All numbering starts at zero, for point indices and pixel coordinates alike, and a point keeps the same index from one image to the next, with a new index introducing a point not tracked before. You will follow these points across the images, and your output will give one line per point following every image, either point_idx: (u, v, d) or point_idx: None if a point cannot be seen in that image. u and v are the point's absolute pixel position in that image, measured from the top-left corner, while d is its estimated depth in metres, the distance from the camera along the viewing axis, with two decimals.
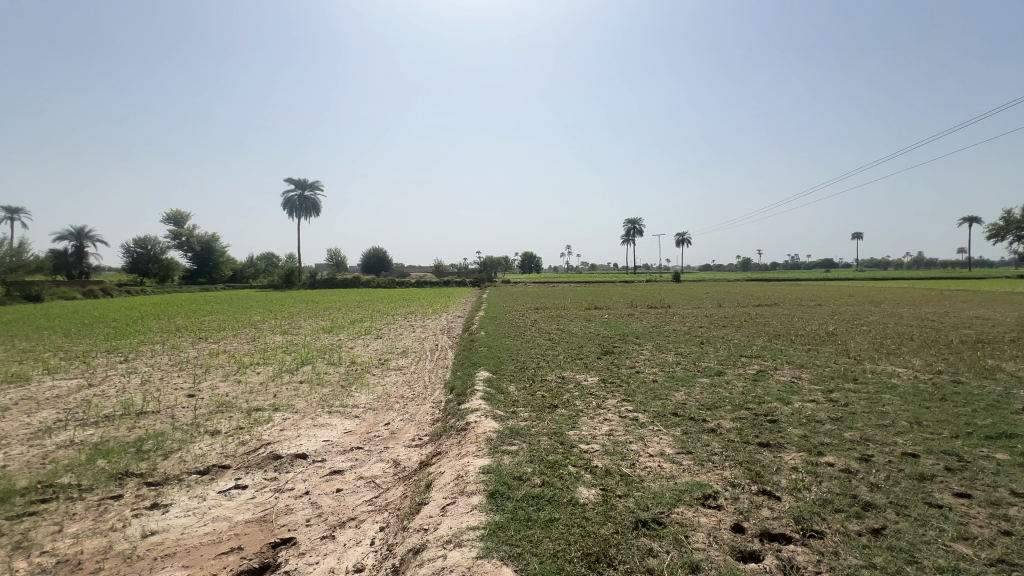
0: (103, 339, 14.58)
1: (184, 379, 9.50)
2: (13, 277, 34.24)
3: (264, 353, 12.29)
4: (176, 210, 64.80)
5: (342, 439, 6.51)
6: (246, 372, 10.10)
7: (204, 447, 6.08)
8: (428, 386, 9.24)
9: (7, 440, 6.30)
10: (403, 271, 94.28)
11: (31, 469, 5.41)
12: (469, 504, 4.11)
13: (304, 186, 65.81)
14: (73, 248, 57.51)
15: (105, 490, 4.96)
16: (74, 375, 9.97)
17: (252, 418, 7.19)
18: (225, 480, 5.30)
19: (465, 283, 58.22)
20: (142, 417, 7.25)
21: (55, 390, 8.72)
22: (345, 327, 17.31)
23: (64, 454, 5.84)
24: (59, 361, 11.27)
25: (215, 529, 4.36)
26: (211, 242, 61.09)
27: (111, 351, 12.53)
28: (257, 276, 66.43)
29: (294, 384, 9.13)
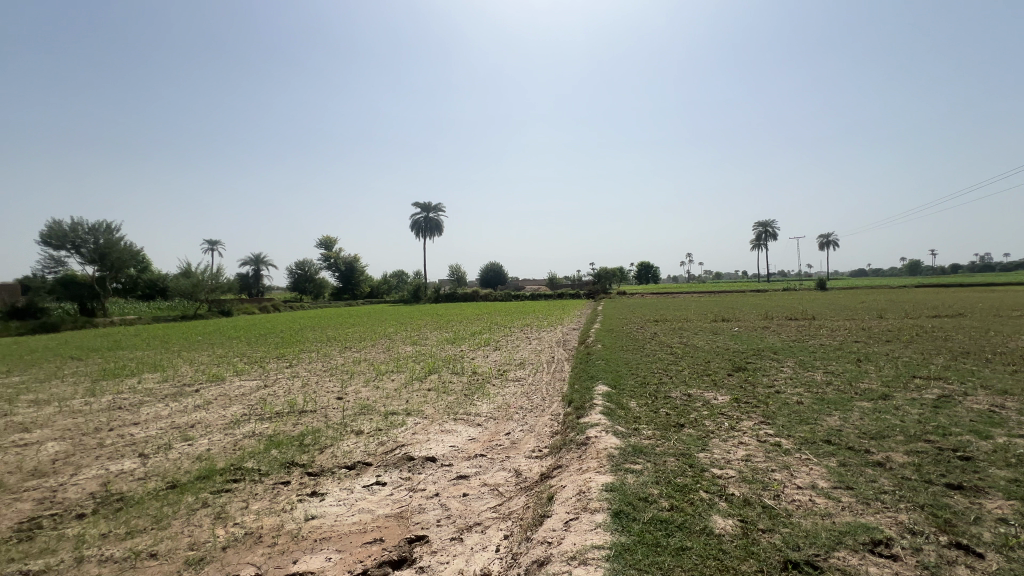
0: (274, 347, 17.37)
1: (334, 383, 10.88)
2: (213, 296, 42.54)
3: (398, 361, 13.53)
4: (327, 236, 75.61)
5: (466, 445, 6.84)
6: (384, 379, 11.21)
7: (351, 445, 6.84)
8: (546, 398, 9.30)
9: (210, 428, 7.79)
10: (519, 285, 97.21)
11: (226, 453, 6.61)
12: (593, 522, 4.01)
13: (428, 209, 71.64)
14: (254, 271, 70.01)
15: (277, 476, 5.84)
16: (255, 376, 12.01)
17: (389, 420, 7.93)
18: (369, 476, 5.89)
19: (579, 295, 58.10)
20: (303, 414, 8.43)
21: (242, 389, 10.59)
22: (466, 339, 18.28)
23: (248, 443, 7.03)
24: (242, 365, 13.66)
25: (362, 520, 4.85)
26: (355, 262, 69.22)
27: (279, 357, 14.84)
28: (390, 292, 73.35)
29: (423, 392, 9.87)
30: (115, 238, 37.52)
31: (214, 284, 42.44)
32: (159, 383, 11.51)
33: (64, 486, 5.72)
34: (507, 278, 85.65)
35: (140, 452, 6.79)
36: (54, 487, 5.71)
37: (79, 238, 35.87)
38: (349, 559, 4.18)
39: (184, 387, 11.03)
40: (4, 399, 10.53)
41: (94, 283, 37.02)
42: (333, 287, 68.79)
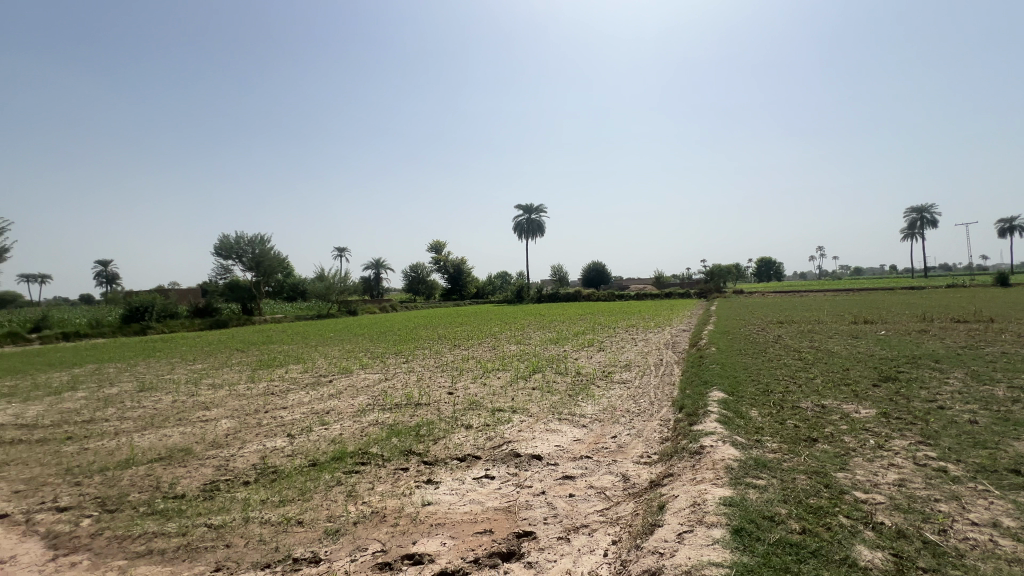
0: (393, 344, 18.99)
1: (446, 379, 11.55)
2: (341, 297, 47.69)
3: (503, 359, 13.96)
4: (437, 241, 80.79)
5: (572, 446, 6.82)
6: (490, 376, 11.65)
7: (462, 438, 7.21)
8: (655, 403, 8.90)
9: (341, 415, 8.76)
10: (623, 284, 94.53)
11: (355, 439, 7.38)
12: (710, 536, 3.75)
13: (529, 211, 72.81)
14: (375, 275, 77.29)
15: (398, 462, 6.36)
16: (377, 370, 13.24)
17: (496, 417, 8.21)
18: (478, 469, 6.16)
19: (689, 294, 54.78)
20: (419, 407, 9.08)
21: (366, 381, 11.75)
22: (570, 339, 18.23)
23: (373, 430, 7.77)
24: (366, 360, 15.13)
25: (472, 510, 5.08)
26: (462, 264, 72.83)
27: (397, 353, 16.18)
28: (494, 293, 75.77)
29: (528, 390, 10.05)
30: (267, 248, 43.95)
31: (343, 287, 47.60)
32: (302, 374, 13.23)
33: (233, 457, 6.86)
34: (610, 277, 83.73)
35: (288, 432, 7.87)
36: (227, 457, 6.86)
37: (241, 249, 42.67)
38: (462, 546, 4.40)
39: (321, 377, 12.54)
40: (192, 382, 12.92)
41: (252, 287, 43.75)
42: (443, 288, 73.20)
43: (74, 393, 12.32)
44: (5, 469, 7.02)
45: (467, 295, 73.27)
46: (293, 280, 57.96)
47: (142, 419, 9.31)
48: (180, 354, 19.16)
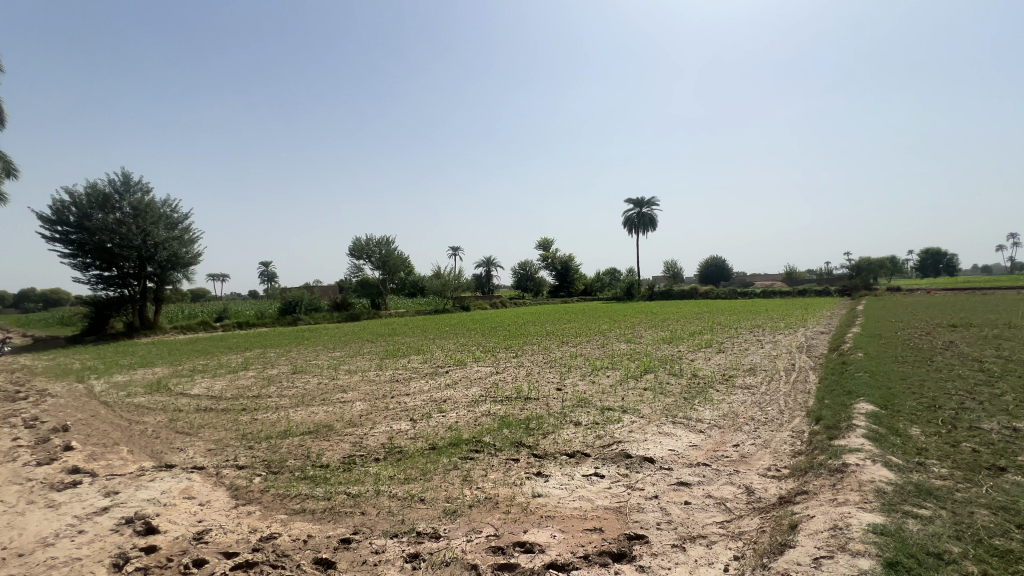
0: (503, 339, 19.65)
1: (554, 375, 11.67)
2: (456, 293, 50.60)
3: (612, 358, 13.66)
4: (545, 239, 81.95)
5: (687, 451, 6.46)
6: (599, 374, 11.48)
7: (571, 434, 7.23)
8: (785, 411, 8.02)
9: (457, 404, 9.34)
10: (746, 280, 86.57)
11: (470, 427, 7.82)
12: (855, 567, 3.30)
13: (639, 204, 70.02)
14: (486, 273, 80.83)
15: (509, 453, 6.60)
16: (488, 363, 13.84)
17: (606, 416, 8.08)
18: (588, 466, 6.13)
19: (828, 292, 48.26)
20: (529, 401, 9.30)
21: (479, 373, 12.35)
22: (685, 339, 17.20)
23: (486, 420, 8.16)
24: (479, 353, 15.87)
25: (582, 506, 5.08)
26: (569, 261, 72.70)
27: (507, 348, 16.73)
28: (603, 289, 74.23)
29: (638, 390, 9.72)
30: (393, 249, 48.29)
31: (457, 284, 50.49)
32: (422, 364, 14.34)
33: (367, 435, 7.70)
34: (731, 272, 77.12)
35: (411, 417, 8.60)
36: (361, 435, 7.72)
37: (371, 250, 47.44)
38: (572, 541, 4.43)
39: (438, 368, 13.47)
40: (333, 367, 14.76)
41: (379, 284, 48.46)
42: (551, 285, 73.83)
43: (246, 373, 14.82)
44: (201, 431, 8.72)
45: (576, 292, 72.98)
46: (414, 278, 62.95)
47: (295, 398, 10.86)
48: (323, 342, 21.97)
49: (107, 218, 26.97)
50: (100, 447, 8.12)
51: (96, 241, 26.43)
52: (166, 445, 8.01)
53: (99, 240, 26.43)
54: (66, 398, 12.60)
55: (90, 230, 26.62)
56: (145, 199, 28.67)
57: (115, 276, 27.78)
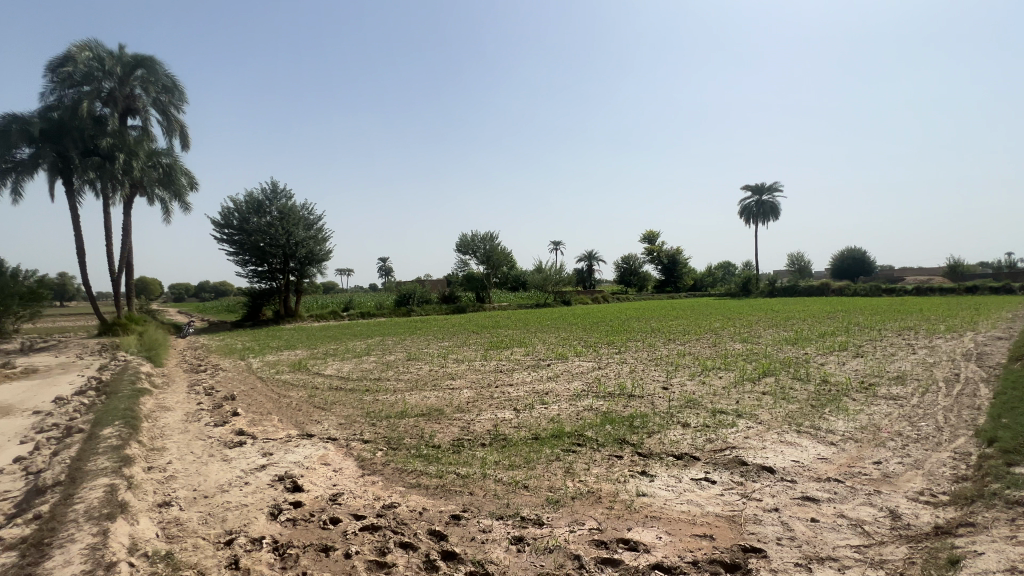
0: (605, 334, 19.35)
1: (660, 373, 11.21)
2: (557, 287, 50.82)
3: (726, 358, 12.73)
4: (650, 232, 78.78)
5: (815, 464, 5.82)
6: (710, 375, 10.77)
7: (678, 435, 6.92)
8: (945, 429, 6.81)
9: (559, 397, 9.42)
10: (893, 275, 74.54)
11: (572, 421, 7.85)
12: None
13: (759, 191, 63.82)
14: (588, 267, 80.03)
15: (612, 449, 6.52)
16: (590, 358, 13.74)
17: (718, 419, 7.57)
18: (696, 469, 5.83)
19: (1009, 291, 39.63)
20: (633, 398, 9.08)
21: (581, 368, 12.32)
22: (813, 340, 15.39)
23: (588, 415, 8.13)
24: (580, 348, 15.82)
25: (690, 511, 4.85)
26: (677, 255, 68.97)
27: (610, 344, 16.44)
28: (715, 285, 69.11)
29: (756, 394, 8.95)
30: (496, 245, 49.89)
31: (558, 278, 50.69)
32: (524, 356, 14.69)
33: (473, 421, 8.13)
34: (873, 265, 67.02)
35: (515, 406, 8.87)
36: (469, 421, 8.16)
37: (476, 246, 49.49)
38: (679, 545, 4.26)
39: (540, 361, 13.69)
40: (443, 356, 15.78)
41: (484, 278, 50.47)
42: (656, 280, 70.74)
43: (369, 358, 16.49)
44: (334, 407, 9.91)
45: (684, 287, 68.98)
46: (516, 272, 64.50)
47: (409, 382, 11.81)
48: (434, 333, 23.55)
49: (261, 221, 31.64)
50: (258, 415, 9.65)
51: (253, 240, 31.24)
52: (307, 417, 9.24)
53: (255, 240, 31.17)
54: (233, 372, 15.13)
55: (248, 232, 31.50)
56: (289, 203, 33.05)
57: (267, 271, 32.50)
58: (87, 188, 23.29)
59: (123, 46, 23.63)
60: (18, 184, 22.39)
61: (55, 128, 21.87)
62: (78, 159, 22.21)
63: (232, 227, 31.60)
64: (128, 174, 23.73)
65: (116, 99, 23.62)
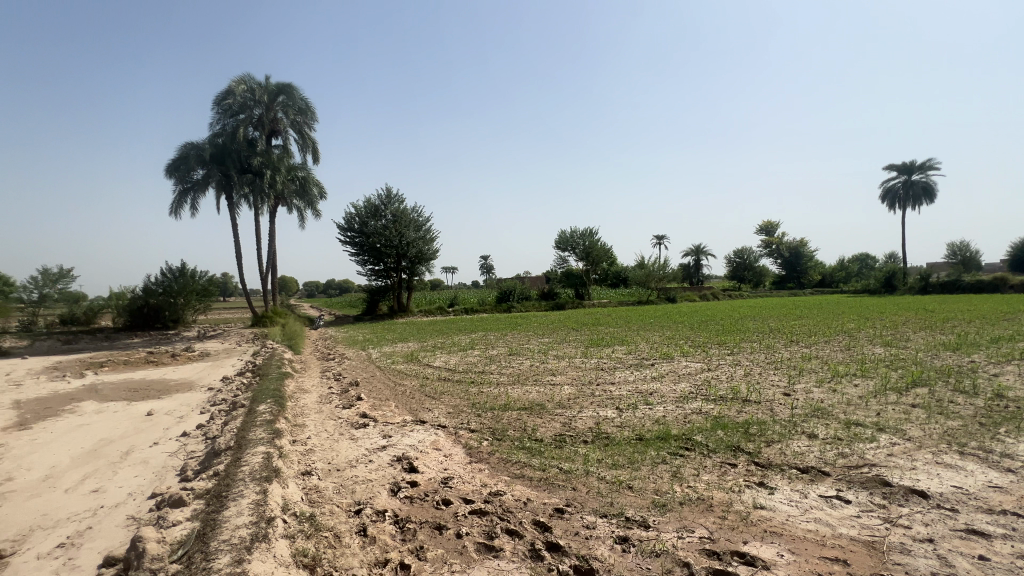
0: (716, 334, 18.10)
1: (781, 378, 10.20)
2: (661, 284, 48.67)
3: (862, 364, 11.20)
4: (768, 221, 71.78)
5: (985, 493, 4.89)
6: (843, 382, 9.54)
7: (803, 447, 6.27)
8: None
9: (665, 398, 9.05)
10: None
11: (679, 423, 7.51)
12: None
13: (909, 171, 54.72)
14: (695, 262, 75.44)
15: (725, 456, 6.12)
16: (698, 359, 12.96)
17: (853, 431, 6.71)
18: (826, 486, 5.24)
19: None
20: (747, 403, 8.41)
21: (688, 369, 11.68)
22: (982, 346, 12.85)
23: (697, 419, 7.71)
24: (687, 348, 15.00)
25: (818, 531, 4.39)
26: (801, 248, 62.40)
27: (721, 344, 15.34)
28: (849, 280, 60.84)
29: (904, 407, 7.74)
30: (596, 240, 49.08)
31: (662, 274, 48.48)
32: (626, 355, 14.32)
33: (575, 418, 8.15)
34: None
35: (617, 405, 8.73)
36: (570, 417, 8.21)
37: (576, 242, 49.13)
38: (805, 565, 3.88)
39: (643, 360, 13.26)
40: (544, 352, 15.98)
41: (584, 275, 50.09)
42: (776, 276, 64.39)
43: (473, 351, 17.30)
44: (443, 397, 10.58)
45: (810, 283, 61.71)
46: (616, 268, 62.93)
47: (511, 376, 12.18)
48: (534, 329, 23.94)
49: (378, 224, 34.68)
50: (378, 400, 10.68)
51: (371, 242, 34.35)
52: (419, 405, 10.00)
53: (372, 241, 34.24)
54: (356, 361, 16.88)
55: (367, 234, 34.69)
56: (401, 207, 35.77)
57: (383, 269, 35.52)
58: (243, 201, 27.51)
59: (269, 76, 27.53)
60: (195, 201, 27.19)
61: (220, 151, 26.18)
62: (236, 176, 26.34)
63: (353, 230, 35.06)
64: (272, 188, 27.55)
65: (263, 123, 27.57)
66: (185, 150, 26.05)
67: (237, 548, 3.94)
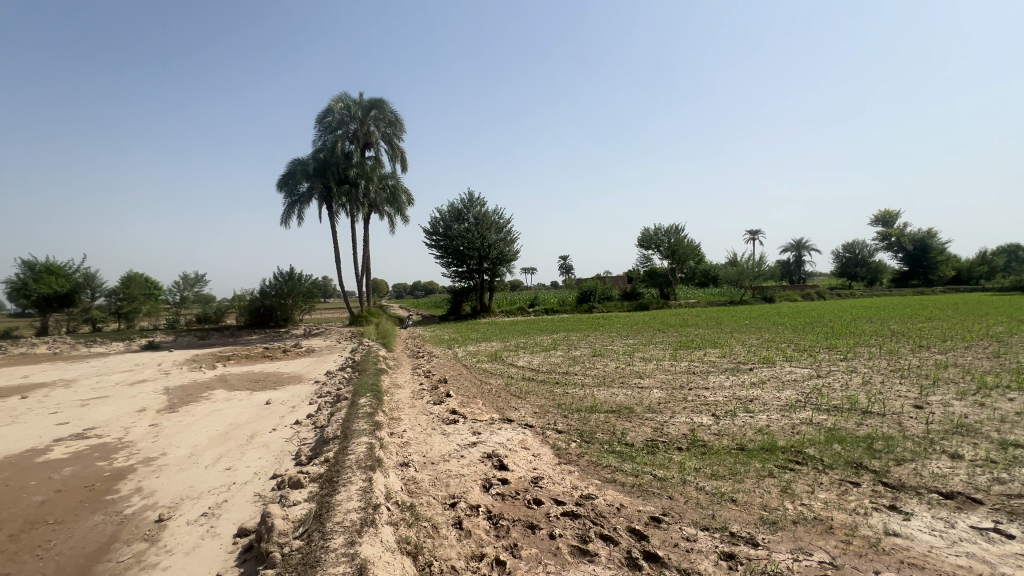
0: (824, 337, 16.36)
1: (910, 388, 8.93)
2: (757, 282, 45.10)
3: (1018, 374, 9.46)
4: (886, 211, 63.63)
5: None
6: (994, 396, 8.12)
7: (944, 468, 5.43)
8: None
9: (768, 407, 8.33)
10: None
11: (786, 434, 6.88)
12: None
13: None
14: (795, 258, 69.06)
15: (845, 473, 5.48)
16: (805, 365, 11.77)
17: (1010, 454, 5.68)
18: (978, 516, 4.48)
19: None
20: (869, 416, 7.48)
21: (794, 375, 10.65)
22: None
23: (807, 430, 7.00)
24: (792, 352, 13.69)
25: (971, 567, 3.77)
26: (928, 239, 54.44)
27: (832, 348, 13.83)
28: (994, 276, 51.84)
29: None
30: (682, 237, 46.66)
31: (757, 272, 44.89)
32: (720, 358, 13.42)
33: (667, 423, 7.78)
34: None
35: (713, 412, 8.20)
36: (661, 422, 7.86)
37: (660, 240, 47.12)
38: None
39: (740, 364, 12.34)
40: (630, 354, 15.47)
41: (669, 274, 47.96)
42: (896, 272, 56.90)
43: (556, 352, 17.24)
44: (528, 396, 10.64)
45: (941, 280, 53.30)
46: (704, 266, 59.44)
47: (596, 378, 11.94)
48: (617, 330, 23.28)
49: (461, 227, 35.91)
50: (466, 397, 11.03)
51: (455, 245, 35.62)
52: (505, 404, 10.16)
53: (456, 244, 35.48)
54: (444, 359, 17.59)
55: (450, 237, 36.07)
56: (482, 210, 36.71)
57: (466, 271, 36.69)
58: (341, 210, 29.94)
59: (362, 93, 29.62)
60: (301, 212, 30.11)
61: (322, 165, 28.65)
62: (335, 188, 28.75)
63: (438, 233, 36.60)
64: (366, 197, 29.65)
65: (358, 136, 29.75)
66: (293, 167, 28.97)
67: (350, 531, 4.24)
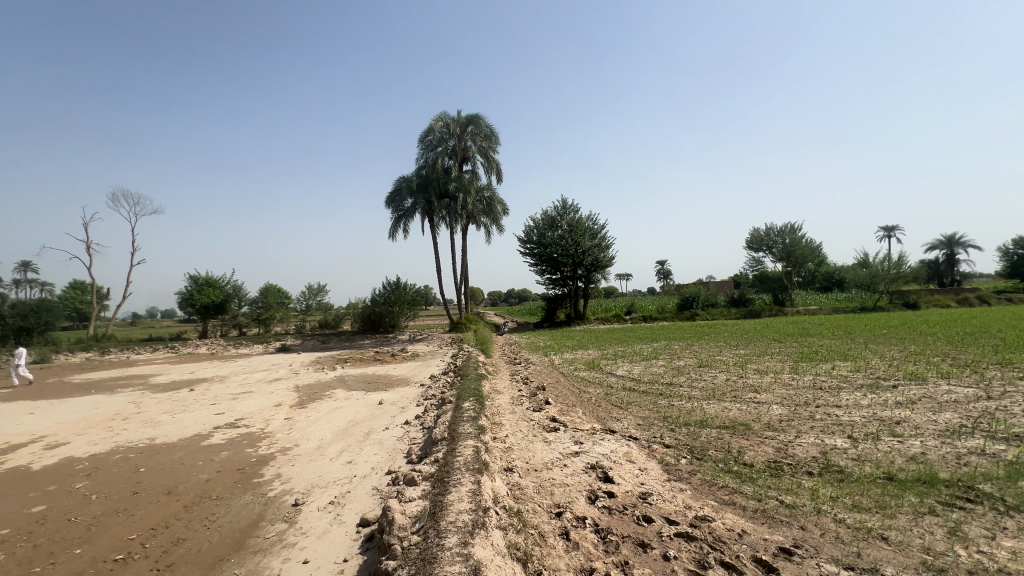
0: (993, 350, 13.60)
1: None
2: (895, 286, 38.99)
3: None
4: None
5: None
6: None
7: None
8: None
9: (921, 431, 7.10)
10: None
11: (949, 465, 5.80)
12: None
13: None
14: (946, 257, 58.95)
15: None
16: (968, 383, 9.87)
17: None
18: None
19: None
20: None
21: (954, 395, 8.98)
22: None
23: (979, 462, 5.84)
24: (948, 368, 11.55)
25: None
26: None
27: (1005, 364, 11.43)
28: None
29: None
30: (799, 238, 42.07)
31: (895, 274, 38.76)
32: (853, 373, 11.77)
33: (792, 444, 6.99)
34: None
35: (848, 434, 7.20)
36: (785, 442, 7.08)
37: (773, 241, 42.96)
38: None
39: (879, 380, 10.72)
40: (741, 365, 14.21)
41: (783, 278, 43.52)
42: None
43: (657, 361, 16.44)
44: (629, 407, 10.24)
45: None
46: (826, 269, 53.14)
47: (704, 390, 11.14)
48: (724, 339, 21.52)
49: (554, 235, 36.06)
50: (564, 406, 10.93)
51: (548, 252, 35.78)
52: (606, 414, 9.88)
53: (549, 251, 35.62)
54: (541, 366, 17.66)
55: (544, 244, 36.35)
56: (575, 216, 36.56)
57: (559, 278, 36.62)
58: (442, 222, 31.67)
59: (460, 111, 31.21)
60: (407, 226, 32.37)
61: (424, 181, 30.59)
62: (436, 202, 30.52)
63: (533, 241, 37.04)
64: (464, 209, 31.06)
65: (456, 152, 31.33)
66: (399, 184, 31.33)
67: (462, 531, 4.38)
